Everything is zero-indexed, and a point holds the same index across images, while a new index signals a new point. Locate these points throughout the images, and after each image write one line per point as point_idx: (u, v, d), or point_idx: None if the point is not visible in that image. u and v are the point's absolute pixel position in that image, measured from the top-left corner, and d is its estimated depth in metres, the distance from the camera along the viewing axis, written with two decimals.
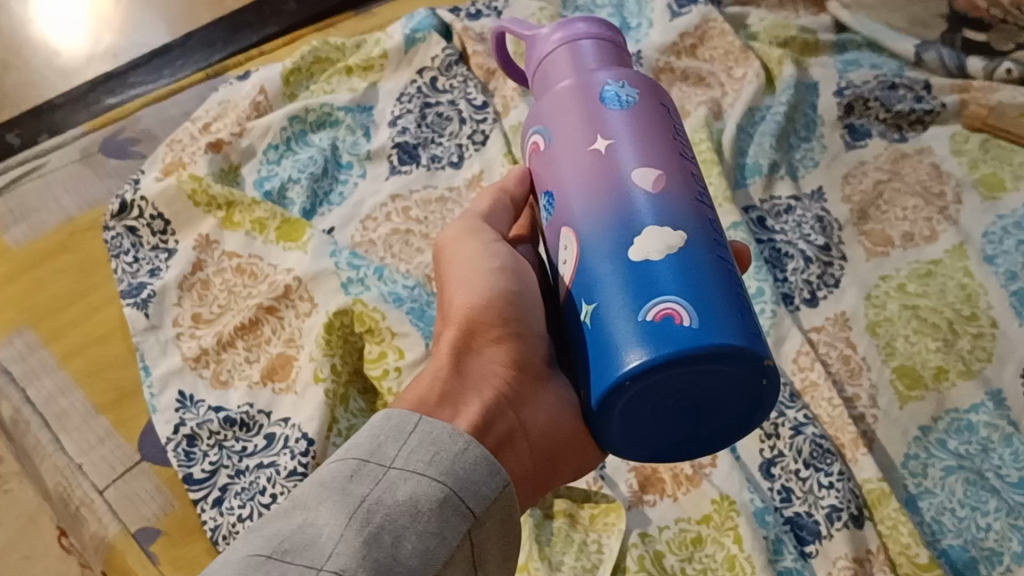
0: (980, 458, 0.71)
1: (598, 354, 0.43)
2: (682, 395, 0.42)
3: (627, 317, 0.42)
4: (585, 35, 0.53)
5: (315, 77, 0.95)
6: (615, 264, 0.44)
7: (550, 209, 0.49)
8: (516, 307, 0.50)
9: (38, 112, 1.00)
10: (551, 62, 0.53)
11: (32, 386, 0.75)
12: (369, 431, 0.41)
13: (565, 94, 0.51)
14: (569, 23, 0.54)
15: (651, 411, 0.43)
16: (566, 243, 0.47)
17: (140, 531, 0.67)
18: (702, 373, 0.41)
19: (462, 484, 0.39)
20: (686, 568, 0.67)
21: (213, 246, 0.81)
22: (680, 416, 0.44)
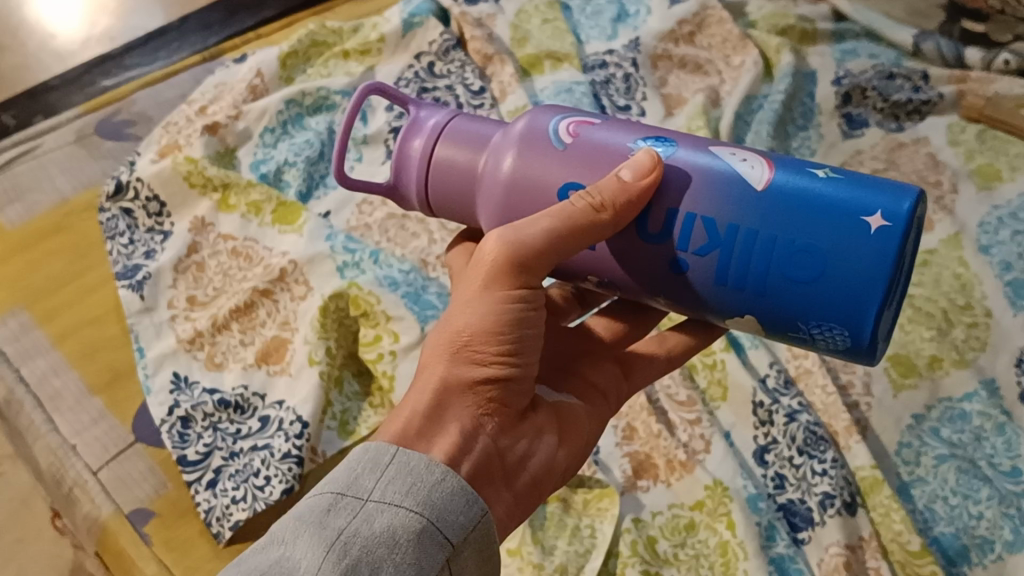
0: (973, 446, 0.71)
1: (857, 220, 0.41)
2: (907, 261, 0.43)
3: (855, 187, 0.42)
4: (447, 118, 0.51)
5: (312, 60, 0.95)
6: (799, 166, 0.43)
7: (665, 153, 0.45)
8: (516, 343, 0.46)
9: (33, 92, 0.99)
10: (450, 133, 0.50)
11: (26, 366, 0.75)
12: (347, 462, 0.41)
13: (540, 110, 0.49)
14: (413, 121, 0.51)
15: (896, 288, 0.42)
16: (734, 154, 0.44)
17: (133, 513, 0.67)
18: (916, 230, 0.43)
19: (439, 513, 0.39)
20: (678, 554, 0.67)
21: (208, 228, 0.81)
22: (898, 289, 0.43)
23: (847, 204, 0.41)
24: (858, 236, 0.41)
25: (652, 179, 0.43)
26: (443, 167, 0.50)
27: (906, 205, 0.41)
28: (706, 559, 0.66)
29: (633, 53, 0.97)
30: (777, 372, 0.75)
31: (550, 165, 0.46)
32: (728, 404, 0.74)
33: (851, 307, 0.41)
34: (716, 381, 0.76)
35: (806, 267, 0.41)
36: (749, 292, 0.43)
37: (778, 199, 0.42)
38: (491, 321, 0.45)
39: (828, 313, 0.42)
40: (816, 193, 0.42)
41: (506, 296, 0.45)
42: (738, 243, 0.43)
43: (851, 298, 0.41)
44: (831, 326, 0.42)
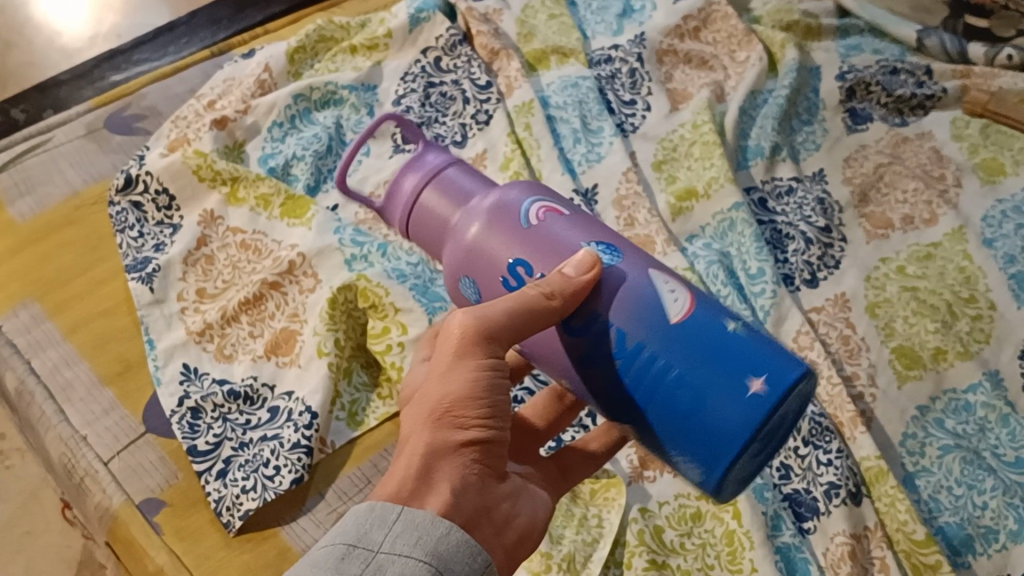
0: (978, 437, 0.72)
1: (736, 383, 0.43)
2: (784, 421, 0.46)
3: (750, 349, 0.44)
4: (445, 164, 0.54)
5: (319, 56, 0.95)
6: (716, 314, 0.46)
7: (614, 257, 0.47)
8: (497, 404, 0.43)
9: (43, 87, 1.00)
10: (442, 182, 0.53)
11: (37, 357, 0.75)
12: (350, 519, 0.40)
13: (517, 185, 0.51)
14: (419, 158, 0.55)
15: (755, 446, 0.45)
16: (668, 283, 0.46)
17: (144, 502, 0.68)
18: (807, 395, 0.46)
19: (449, 564, 0.38)
20: (685, 543, 0.68)
21: (217, 221, 0.81)
22: (770, 446, 0.46)
23: (731, 365, 0.44)
24: (733, 400, 0.43)
25: (591, 274, 0.46)
26: (426, 210, 0.53)
27: (784, 381, 0.43)
28: (712, 548, 0.67)
29: (638, 48, 0.97)
30: None
31: (504, 240, 0.49)
32: None
33: (707, 459, 0.44)
34: None
35: (683, 406, 0.44)
36: (633, 411, 0.46)
37: (680, 337, 0.45)
38: (472, 386, 0.43)
39: (689, 459, 0.45)
40: (711, 343, 0.44)
41: (481, 362, 0.43)
42: (635, 363, 0.45)
43: (707, 449, 0.44)
44: (691, 462, 0.45)
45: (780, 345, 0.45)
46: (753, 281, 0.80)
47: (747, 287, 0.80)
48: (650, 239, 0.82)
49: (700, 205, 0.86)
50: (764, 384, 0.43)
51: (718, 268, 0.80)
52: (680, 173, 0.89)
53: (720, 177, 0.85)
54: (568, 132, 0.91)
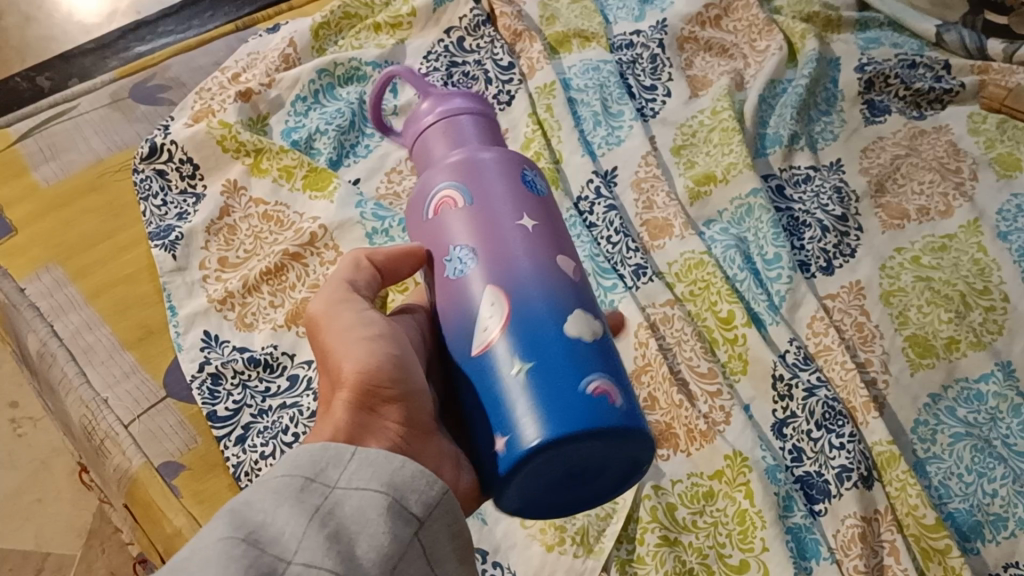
0: (988, 426, 0.73)
1: (507, 425, 0.45)
2: (582, 466, 0.46)
3: (541, 394, 0.45)
4: (462, 110, 0.60)
5: (343, 32, 0.96)
6: (512, 351, 0.47)
7: (464, 268, 0.50)
8: (399, 360, 0.49)
9: (68, 56, 1.01)
10: (431, 137, 0.60)
11: (59, 320, 0.76)
12: (308, 452, 0.42)
13: (468, 160, 0.55)
14: (445, 103, 0.61)
15: (541, 483, 0.46)
16: (492, 302, 0.48)
17: (163, 465, 0.68)
18: (607, 451, 0.45)
19: (404, 491, 0.40)
20: (697, 521, 0.67)
21: (240, 192, 0.82)
22: (572, 479, 0.47)
23: (509, 410, 0.45)
24: (502, 441, 0.45)
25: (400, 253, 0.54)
26: (424, 142, 0.60)
27: (533, 445, 0.44)
28: (724, 527, 0.67)
29: (659, 34, 0.98)
30: (796, 348, 0.75)
31: (416, 221, 0.56)
32: (748, 378, 0.75)
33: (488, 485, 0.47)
34: (737, 355, 0.76)
35: (478, 429, 0.47)
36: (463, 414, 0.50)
37: (490, 366, 0.47)
38: (367, 350, 0.49)
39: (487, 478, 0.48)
40: (508, 380, 0.46)
41: (362, 330, 0.50)
42: (461, 375, 0.49)
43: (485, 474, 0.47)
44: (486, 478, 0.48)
45: (584, 399, 0.44)
46: (769, 266, 0.81)
47: (763, 272, 0.81)
48: (667, 223, 0.83)
49: (719, 189, 0.86)
50: (524, 434, 0.44)
51: (735, 252, 0.81)
52: (699, 159, 0.90)
53: (739, 164, 0.86)
54: (588, 114, 0.92)
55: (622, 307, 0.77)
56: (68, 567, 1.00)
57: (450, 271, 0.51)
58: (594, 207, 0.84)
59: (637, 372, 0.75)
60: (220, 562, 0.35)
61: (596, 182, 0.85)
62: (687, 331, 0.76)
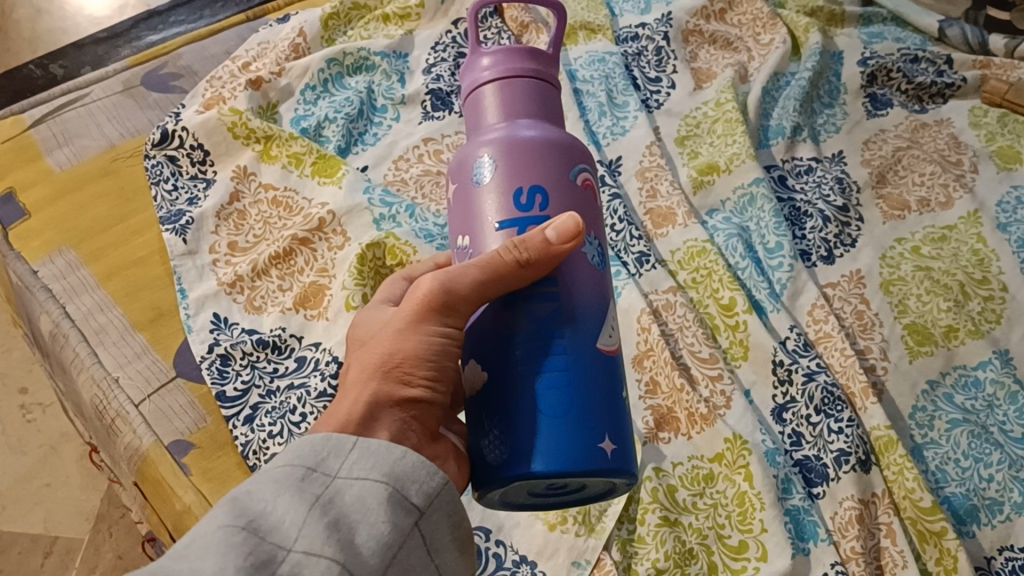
0: (985, 413, 0.74)
1: (601, 431, 0.45)
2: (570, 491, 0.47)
3: (621, 421, 0.46)
4: (525, 73, 0.49)
5: (352, 23, 0.98)
6: (618, 377, 0.47)
7: (600, 263, 0.49)
8: (444, 375, 0.46)
9: (80, 44, 1.03)
10: (503, 92, 0.49)
11: (72, 302, 0.77)
12: (309, 441, 0.42)
13: (567, 133, 0.49)
14: (509, 56, 0.49)
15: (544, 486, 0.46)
16: (612, 324, 0.48)
17: (173, 444, 0.69)
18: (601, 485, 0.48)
19: (404, 481, 0.40)
20: (697, 503, 0.68)
21: (250, 177, 0.84)
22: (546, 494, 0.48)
23: (598, 412, 0.45)
24: (591, 444, 0.44)
25: (566, 237, 0.44)
26: (484, 100, 0.50)
27: (615, 466, 0.45)
28: (723, 509, 0.68)
29: (665, 27, 0.99)
30: (797, 335, 0.76)
31: (522, 174, 0.47)
32: (749, 363, 0.76)
33: (528, 456, 0.44)
34: (738, 341, 0.77)
35: (549, 405, 0.44)
36: (495, 370, 0.46)
37: (585, 355, 0.45)
38: (425, 349, 0.46)
39: (499, 444, 0.45)
40: (601, 386, 0.46)
41: (435, 332, 0.46)
42: (536, 335, 0.45)
43: (534, 447, 0.44)
44: (501, 443, 0.45)
45: (633, 443, 0.47)
46: (771, 254, 0.82)
47: (765, 261, 0.82)
48: (671, 212, 0.85)
49: (722, 179, 0.88)
50: (619, 459, 0.45)
51: (737, 241, 0.82)
52: (703, 149, 0.91)
53: (742, 154, 0.87)
54: (594, 105, 0.93)
55: (625, 294, 0.78)
56: (77, 550, 1.02)
57: (592, 257, 0.48)
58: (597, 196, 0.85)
59: (641, 357, 0.76)
60: (219, 550, 0.35)
61: (600, 171, 0.86)
62: (689, 317, 0.77)
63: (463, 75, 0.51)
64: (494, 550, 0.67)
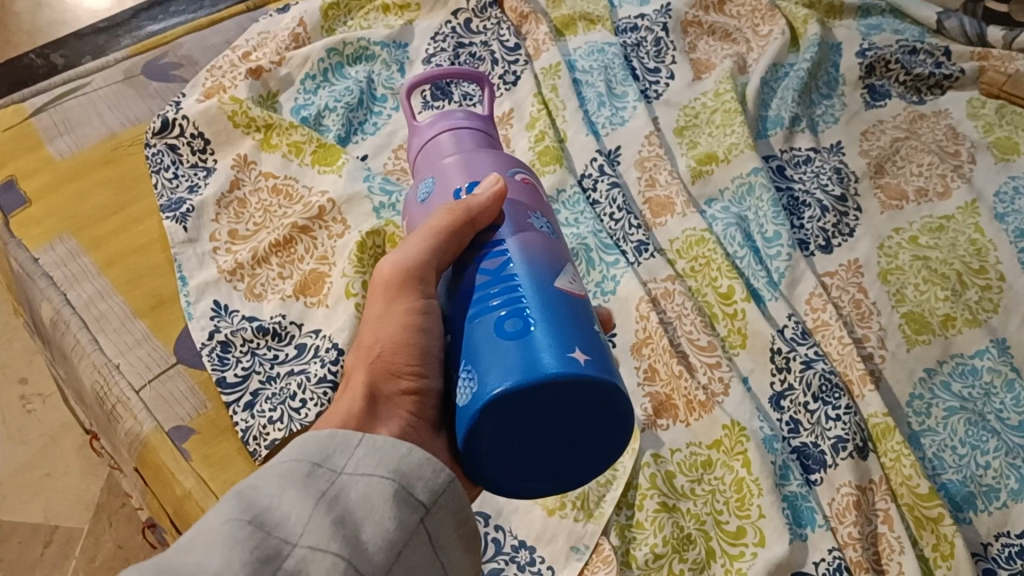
0: (982, 400, 0.74)
1: (570, 344, 0.42)
2: (568, 438, 0.44)
3: (595, 346, 0.44)
4: (465, 124, 0.60)
5: (352, 13, 0.98)
6: (589, 315, 0.46)
7: (551, 231, 0.52)
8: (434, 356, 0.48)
9: (81, 34, 1.03)
10: (434, 142, 0.59)
11: (73, 289, 0.78)
12: (315, 437, 0.42)
13: (503, 155, 0.58)
14: (449, 113, 0.61)
15: (527, 423, 0.43)
16: (574, 277, 0.48)
17: (174, 429, 0.70)
18: (602, 435, 0.44)
19: (410, 478, 0.40)
20: (695, 489, 0.69)
21: (250, 166, 0.84)
22: (543, 447, 0.44)
23: (569, 330, 0.43)
24: (554, 351, 0.42)
25: (498, 192, 0.50)
26: (432, 147, 0.59)
27: (593, 371, 0.42)
28: (721, 495, 0.68)
29: (664, 17, 0.99)
30: (795, 323, 0.76)
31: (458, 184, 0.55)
32: (748, 351, 0.76)
33: (497, 372, 0.42)
34: (737, 329, 0.77)
35: (512, 328, 0.43)
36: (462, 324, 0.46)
37: (550, 288, 0.46)
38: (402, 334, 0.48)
39: (469, 383, 0.43)
40: (571, 314, 0.45)
41: (409, 306, 0.49)
42: (498, 283, 0.46)
43: (497, 370, 0.42)
44: (471, 381, 0.43)
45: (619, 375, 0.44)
46: (769, 244, 0.82)
47: (762, 250, 0.82)
48: (670, 201, 0.85)
49: (720, 169, 0.88)
50: (597, 367, 0.42)
51: (735, 230, 0.83)
52: (701, 139, 0.91)
53: (740, 145, 0.88)
54: (593, 95, 0.93)
55: (624, 283, 0.78)
56: (77, 539, 1.02)
57: (539, 227, 0.51)
58: (597, 185, 0.86)
59: (639, 344, 0.76)
60: (223, 547, 0.35)
61: (599, 161, 0.86)
62: (688, 305, 0.77)
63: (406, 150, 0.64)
64: (493, 535, 0.67)
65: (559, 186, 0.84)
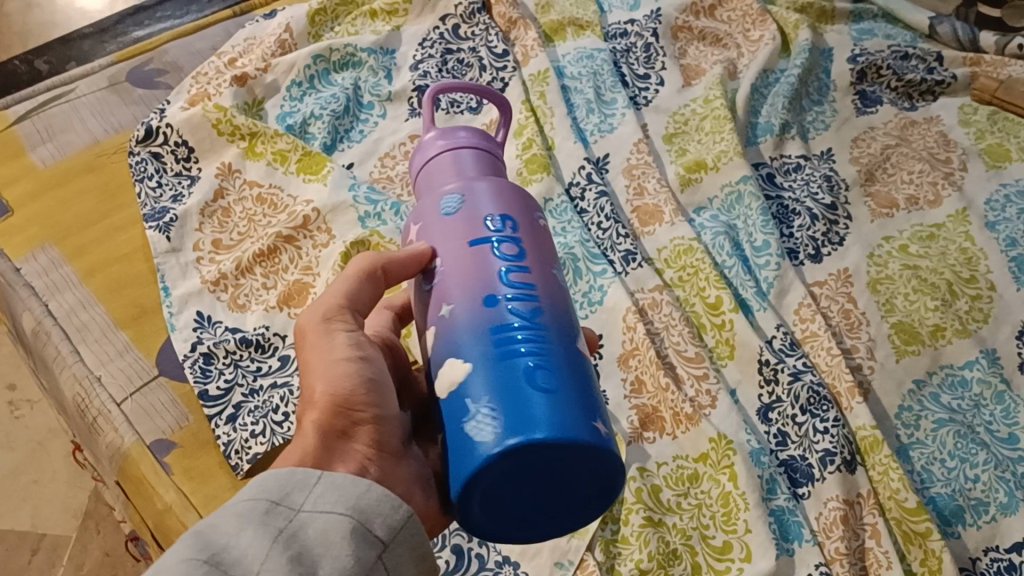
0: (972, 413, 0.74)
1: (594, 412, 0.42)
2: (556, 496, 0.43)
3: (606, 414, 0.43)
4: (468, 144, 0.55)
5: (339, 19, 0.98)
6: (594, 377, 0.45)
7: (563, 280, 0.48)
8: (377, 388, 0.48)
9: (67, 39, 1.02)
10: (438, 164, 0.54)
11: (54, 299, 0.77)
12: (273, 477, 0.41)
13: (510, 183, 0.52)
14: (453, 131, 0.56)
15: (534, 477, 0.42)
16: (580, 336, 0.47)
17: (155, 443, 0.69)
18: (584, 498, 0.44)
19: (368, 514, 0.40)
20: (682, 503, 0.68)
21: (234, 174, 0.84)
22: (532, 500, 0.43)
23: (568, 389, 0.42)
24: (585, 417, 0.41)
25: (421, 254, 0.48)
26: (435, 167, 0.54)
27: (592, 439, 0.41)
28: (708, 509, 0.67)
29: (654, 23, 0.99)
30: (783, 333, 0.76)
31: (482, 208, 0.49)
32: (736, 362, 0.75)
33: (492, 435, 0.41)
34: (724, 340, 0.76)
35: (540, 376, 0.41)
36: (451, 368, 0.44)
37: (549, 336, 0.43)
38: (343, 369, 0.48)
39: (461, 439, 0.42)
40: (585, 372, 0.44)
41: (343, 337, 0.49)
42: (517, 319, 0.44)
43: (527, 416, 0.40)
44: (491, 416, 0.41)
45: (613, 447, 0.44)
46: (758, 253, 0.81)
47: (752, 259, 0.81)
48: (658, 209, 0.84)
49: (709, 177, 0.87)
50: (613, 443, 0.42)
51: (724, 239, 0.82)
52: (690, 147, 0.91)
53: (729, 151, 0.87)
54: (582, 102, 0.93)
55: (612, 292, 0.77)
56: (64, 547, 1.01)
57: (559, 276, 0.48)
58: (585, 193, 0.85)
59: (626, 355, 0.75)
60: None
61: (587, 169, 0.86)
62: (675, 315, 0.76)
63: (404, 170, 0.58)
64: (477, 551, 0.66)
65: (546, 195, 0.84)
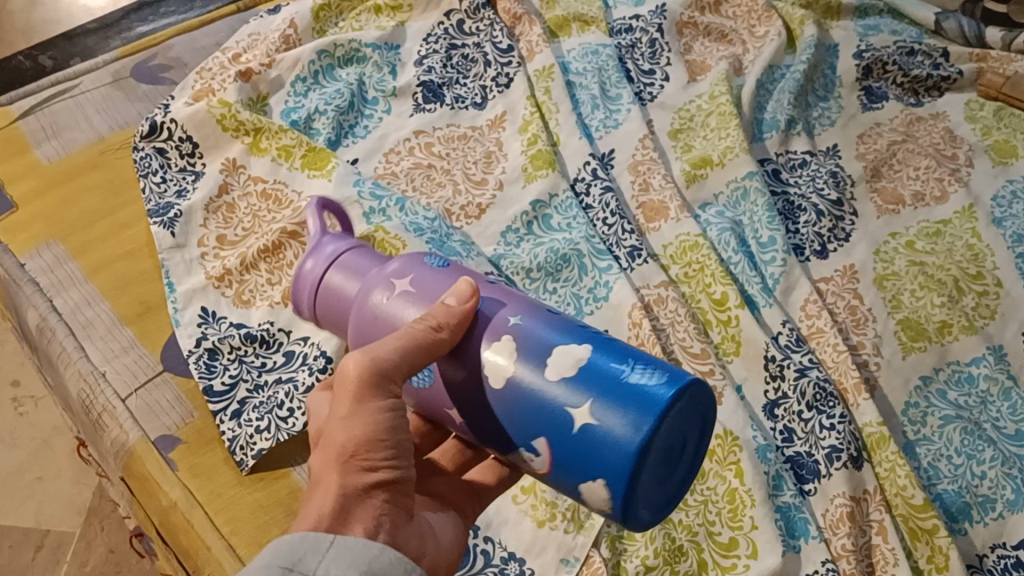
0: (979, 409, 0.73)
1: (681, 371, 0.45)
2: (678, 466, 0.45)
3: None
4: (347, 250, 0.55)
5: (343, 14, 0.98)
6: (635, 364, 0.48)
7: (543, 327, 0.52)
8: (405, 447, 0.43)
9: (71, 35, 1.03)
10: (333, 278, 0.54)
11: (59, 296, 0.77)
12: (281, 542, 0.40)
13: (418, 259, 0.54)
14: (319, 249, 0.56)
15: (671, 442, 0.43)
16: None
17: (160, 439, 0.69)
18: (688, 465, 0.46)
19: None
20: (688, 499, 0.67)
21: (239, 170, 0.83)
22: (666, 474, 0.44)
23: (648, 361, 0.44)
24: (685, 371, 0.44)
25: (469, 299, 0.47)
26: (335, 279, 0.54)
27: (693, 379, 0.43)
28: (714, 506, 0.67)
29: (659, 18, 0.98)
30: (789, 330, 0.75)
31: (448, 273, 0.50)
32: (742, 359, 0.74)
33: (626, 424, 0.41)
34: (731, 336, 0.76)
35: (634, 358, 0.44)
36: (536, 412, 0.44)
37: (592, 337, 0.45)
38: (375, 429, 0.42)
39: (597, 454, 0.42)
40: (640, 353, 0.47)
41: (381, 405, 0.43)
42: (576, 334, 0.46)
43: (656, 380, 0.42)
44: (627, 393, 0.42)
45: None
46: (764, 249, 0.81)
47: (757, 255, 0.81)
48: (664, 206, 0.84)
49: (715, 173, 0.87)
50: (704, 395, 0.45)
51: (730, 235, 0.82)
52: (696, 143, 0.90)
53: (735, 148, 0.87)
54: (587, 97, 0.93)
55: (616, 289, 0.76)
56: (68, 544, 1.01)
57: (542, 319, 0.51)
58: (590, 188, 0.85)
59: None
60: None
61: (592, 165, 0.85)
62: (681, 311, 0.75)
63: (293, 303, 0.56)
64: (482, 547, 0.66)
65: (552, 191, 0.84)
